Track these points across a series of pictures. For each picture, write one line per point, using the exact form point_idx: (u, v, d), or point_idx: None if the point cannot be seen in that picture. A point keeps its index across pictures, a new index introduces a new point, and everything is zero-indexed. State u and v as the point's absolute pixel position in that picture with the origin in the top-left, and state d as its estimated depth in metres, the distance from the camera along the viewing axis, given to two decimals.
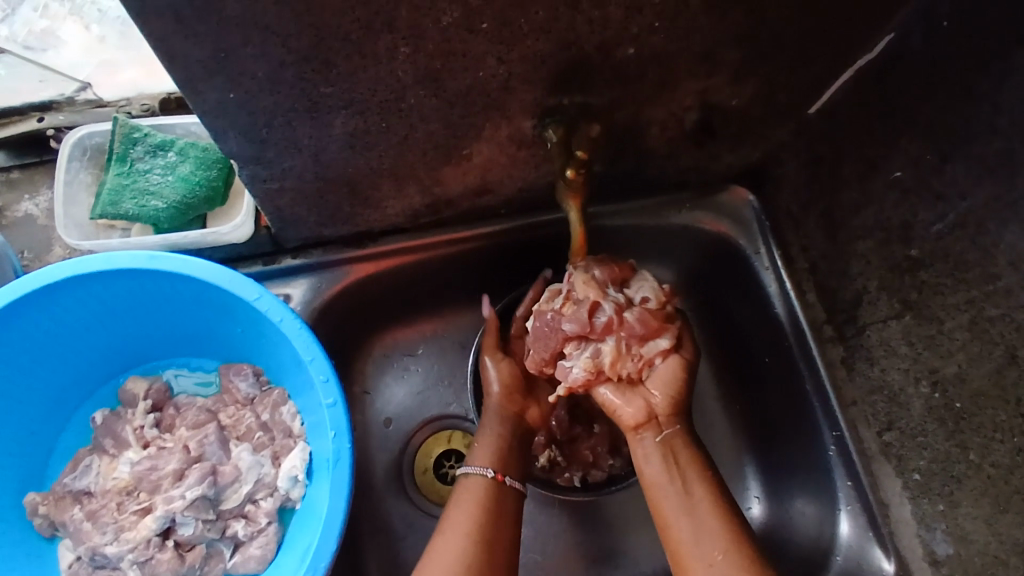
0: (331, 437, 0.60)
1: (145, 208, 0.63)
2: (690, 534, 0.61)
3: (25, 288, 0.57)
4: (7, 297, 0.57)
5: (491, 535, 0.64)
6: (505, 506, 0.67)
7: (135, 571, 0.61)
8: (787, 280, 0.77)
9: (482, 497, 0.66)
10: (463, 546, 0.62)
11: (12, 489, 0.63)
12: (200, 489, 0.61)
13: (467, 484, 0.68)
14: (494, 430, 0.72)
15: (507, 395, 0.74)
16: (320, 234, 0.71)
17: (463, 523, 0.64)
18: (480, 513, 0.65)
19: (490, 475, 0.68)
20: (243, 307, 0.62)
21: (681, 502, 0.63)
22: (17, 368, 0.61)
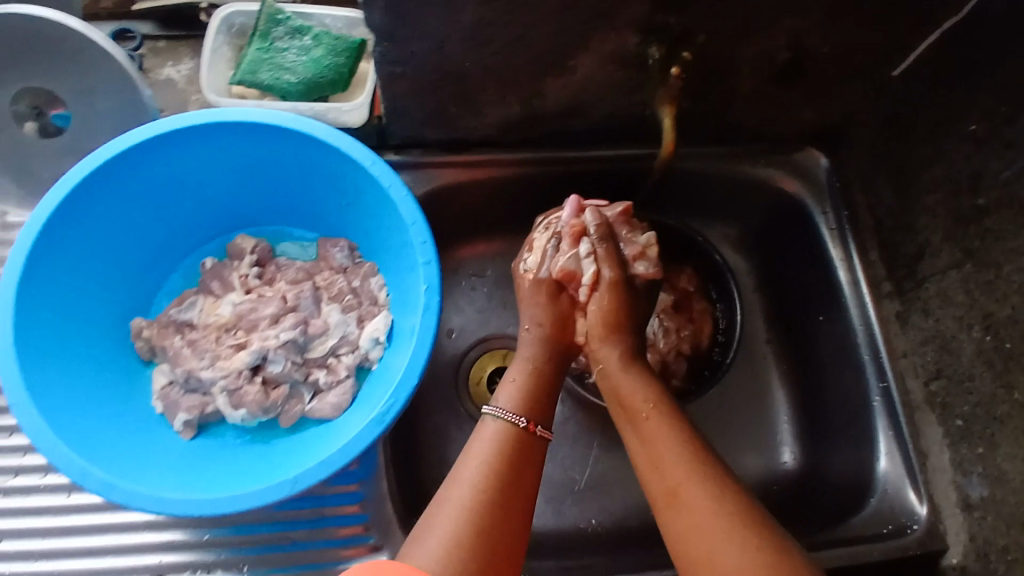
0: (422, 290, 0.63)
1: (279, 81, 0.70)
2: (648, 465, 0.62)
3: (167, 127, 0.63)
4: (149, 133, 0.63)
5: (521, 459, 0.62)
6: (530, 459, 0.63)
7: (224, 398, 0.66)
8: (852, 245, 0.81)
9: (502, 442, 0.63)
10: (473, 502, 0.58)
11: (118, 313, 0.70)
12: (292, 333, 0.68)
13: (489, 428, 0.65)
14: (523, 373, 0.70)
15: (541, 337, 0.72)
16: (420, 134, 0.78)
17: (474, 475, 0.60)
18: (498, 461, 0.61)
19: (522, 424, 0.65)
20: (356, 173, 0.66)
21: (641, 437, 0.64)
22: (143, 204, 0.68)
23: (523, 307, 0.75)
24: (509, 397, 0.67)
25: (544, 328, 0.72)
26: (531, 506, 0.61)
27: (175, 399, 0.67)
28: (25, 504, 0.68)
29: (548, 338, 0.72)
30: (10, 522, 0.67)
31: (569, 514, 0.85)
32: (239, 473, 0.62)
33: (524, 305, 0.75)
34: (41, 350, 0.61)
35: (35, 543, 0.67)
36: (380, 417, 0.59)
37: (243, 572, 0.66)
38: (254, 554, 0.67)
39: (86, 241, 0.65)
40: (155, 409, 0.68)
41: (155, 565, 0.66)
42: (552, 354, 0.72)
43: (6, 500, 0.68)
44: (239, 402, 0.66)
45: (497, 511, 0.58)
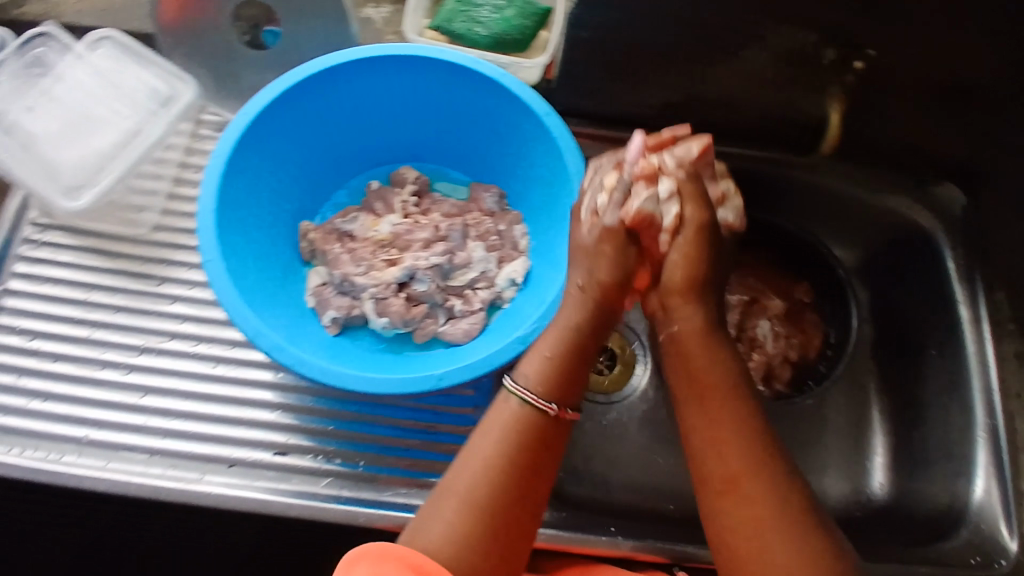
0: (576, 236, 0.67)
1: (471, 32, 0.78)
2: (704, 445, 0.56)
3: (373, 53, 0.69)
4: (360, 57, 0.69)
5: (536, 447, 0.57)
6: (548, 446, 0.57)
7: (371, 304, 0.72)
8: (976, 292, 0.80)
9: (519, 425, 0.57)
10: (475, 495, 0.54)
11: (289, 216, 0.76)
12: (441, 258, 0.73)
13: (507, 406, 0.58)
14: (558, 343, 0.60)
15: (591, 296, 0.62)
16: (578, 107, 0.83)
17: (483, 464, 0.55)
18: (512, 447, 0.56)
19: (553, 410, 0.58)
20: (530, 122, 0.72)
21: (702, 412, 0.57)
22: (333, 121, 0.75)
23: (575, 259, 0.65)
24: (541, 372, 0.59)
25: (596, 285, 0.62)
26: (540, 496, 0.56)
27: (327, 297, 0.73)
28: (172, 366, 0.72)
29: (597, 300, 0.62)
30: (155, 380, 0.71)
31: (650, 494, 0.83)
32: (381, 368, 0.67)
33: (573, 260, 0.65)
34: (232, 228, 0.66)
35: (177, 402, 0.71)
36: (522, 337, 0.63)
37: (359, 466, 0.69)
38: (370, 452, 0.70)
39: (281, 142, 0.72)
40: (306, 303, 0.73)
41: (280, 443, 0.69)
42: (597, 321, 0.62)
43: (158, 359, 0.72)
44: (383, 311, 0.71)
45: (503, 508, 0.54)
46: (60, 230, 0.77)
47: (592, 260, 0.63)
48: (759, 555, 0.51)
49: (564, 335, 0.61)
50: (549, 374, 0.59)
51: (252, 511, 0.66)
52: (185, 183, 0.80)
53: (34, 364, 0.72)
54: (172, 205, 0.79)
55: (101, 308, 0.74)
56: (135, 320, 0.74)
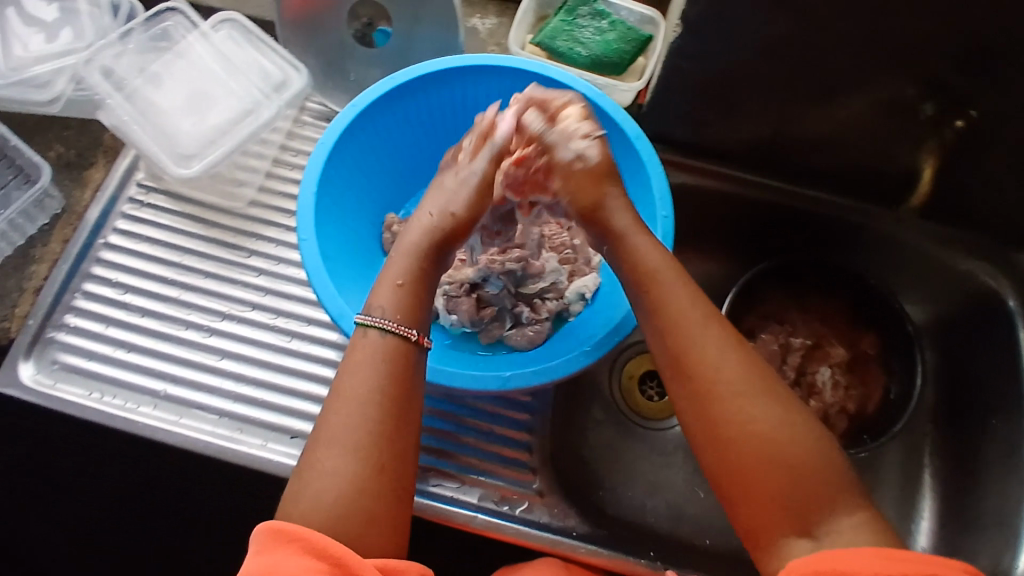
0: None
1: (571, 51, 0.80)
2: (680, 347, 0.55)
3: (476, 60, 0.72)
4: (464, 63, 0.72)
5: (398, 377, 0.55)
6: (411, 375, 0.55)
7: (442, 301, 0.75)
8: None
9: (377, 361, 0.55)
10: (353, 442, 0.52)
11: (374, 209, 0.79)
12: (516, 265, 0.75)
13: (365, 344, 0.56)
14: (409, 272, 0.60)
15: (441, 225, 0.62)
16: (666, 134, 0.84)
17: (351, 407, 0.53)
18: (376, 386, 0.54)
19: (413, 337, 0.56)
20: (620, 144, 0.73)
21: (669, 311, 0.56)
22: (428, 120, 0.78)
23: (429, 196, 0.66)
24: (394, 301, 0.58)
25: (451, 218, 0.63)
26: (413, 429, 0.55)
27: None
28: (250, 335, 0.75)
29: (448, 229, 0.62)
30: (234, 346, 0.75)
31: (688, 525, 0.82)
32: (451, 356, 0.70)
33: (433, 199, 0.65)
34: (328, 213, 0.70)
35: (252, 369, 0.74)
36: (589, 350, 0.65)
37: None
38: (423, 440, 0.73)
39: (379, 137, 0.75)
40: None
41: None
42: (443, 247, 0.62)
43: (237, 327, 0.76)
44: (452, 309, 0.75)
45: (381, 452, 0.52)
46: (162, 194, 0.82)
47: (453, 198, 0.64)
48: (758, 440, 0.51)
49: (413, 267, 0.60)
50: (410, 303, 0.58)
51: None
52: (283, 164, 0.84)
53: (123, 316, 0.76)
54: (269, 183, 0.83)
55: (192, 271, 0.78)
56: (221, 287, 0.78)
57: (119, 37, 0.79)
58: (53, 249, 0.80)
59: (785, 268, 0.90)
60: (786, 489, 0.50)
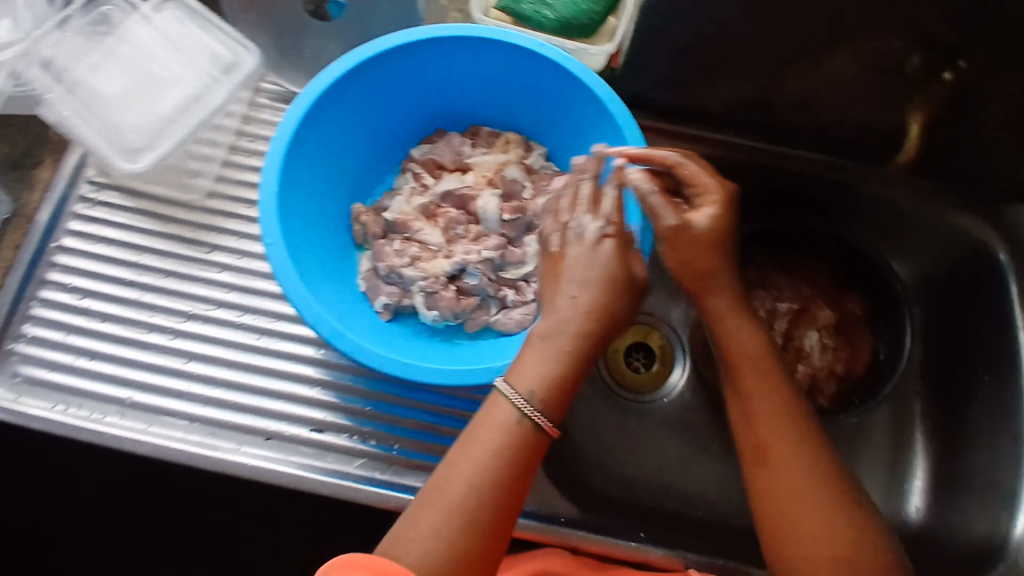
0: (637, 229, 0.65)
1: (536, 13, 0.75)
2: (764, 415, 0.64)
3: (439, 31, 0.67)
4: (421, 37, 0.67)
5: (515, 464, 0.56)
6: (532, 460, 0.57)
7: (421, 298, 0.71)
8: None
9: (507, 440, 0.57)
10: (459, 506, 0.55)
11: (343, 196, 0.75)
12: (493, 253, 0.72)
13: (500, 418, 0.57)
14: (565, 370, 0.58)
15: (597, 329, 0.58)
16: (642, 96, 0.80)
17: (470, 472, 0.56)
18: (496, 463, 0.56)
19: (545, 426, 0.57)
20: (594, 108, 0.70)
21: (766, 382, 0.64)
22: (390, 97, 0.73)
23: (576, 282, 0.59)
24: (551, 403, 0.58)
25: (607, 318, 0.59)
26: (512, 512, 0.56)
27: (378, 283, 0.72)
28: (216, 334, 0.72)
29: (597, 309, 0.58)
30: (200, 347, 0.72)
31: (679, 496, 0.80)
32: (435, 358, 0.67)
33: (569, 270, 0.60)
34: (292, 208, 0.66)
35: (220, 370, 0.71)
36: None
37: (394, 449, 0.69)
38: (405, 436, 0.69)
39: (339, 120, 0.70)
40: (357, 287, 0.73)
41: (317, 420, 0.69)
42: (593, 351, 0.59)
43: (203, 326, 0.72)
44: (432, 304, 0.71)
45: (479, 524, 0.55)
46: (115, 190, 0.78)
47: (562, 278, 0.60)
48: (802, 510, 0.60)
49: (561, 355, 0.58)
50: (558, 400, 0.58)
51: (286, 485, 0.67)
52: (241, 151, 0.80)
53: (84, 323, 0.72)
54: (226, 172, 0.79)
55: (150, 271, 0.75)
56: (183, 285, 0.74)
57: (56, 25, 0.73)
58: (5, 254, 0.76)
59: (773, 232, 0.87)
60: (827, 553, 0.59)
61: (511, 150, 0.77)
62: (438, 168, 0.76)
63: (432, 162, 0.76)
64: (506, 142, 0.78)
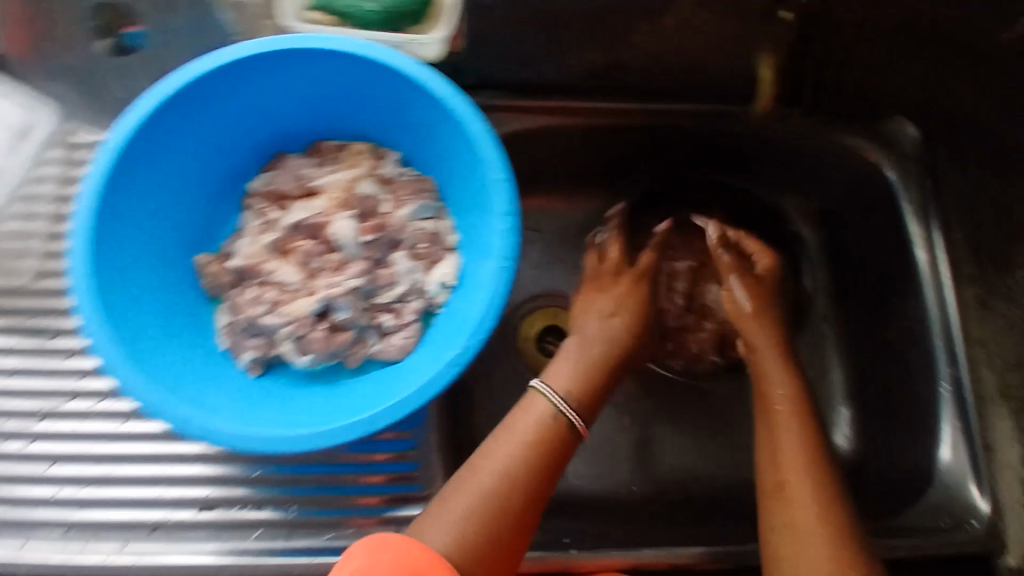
0: (501, 232, 0.61)
1: (355, 8, 0.67)
2: (768, 379, 0.70)
3: (244, 52, 0.60)
4: (227, 61, 0.60)
5: (547, 455, 0.60)
6: (563, 455, 0.61)
7: (290, 344, 0.65)
8: (940, 253, 0.77)
9: (542, 429, 0.61)
10: (493, 491, 0.57)
11: (182, 247, 0.68)
12: (359, 280, 0.67)
13: (533, 412, 0.62)
14: (592, 371, 0.67)
15: (624, 337, 0.70)
16: (493, 77, 0.76)
17: (507, 457, 0.59)
18: (531, 451, 0.60)
19: (580, 425, 0.63)
20: (434, 107, 0.64)
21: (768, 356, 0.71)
22: (211, 130, 0.66)
23: (607, 300, 0.73)
24: (578, 396, 0.65)
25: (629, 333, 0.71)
26: (538, 506, 0.59)
27: (240, 339, 0.66)
28: (80, 428, 0.66)
29: (626, 321, 0.71)
30: (60, 448, 0.65)
31: (611, 477, 0.79)
32: (314, 409, 0.62)
33: (598, 301, 0.73)
34: (116, 281, 0.59)
35: (89, 467, 0.65)
36: (456, 358, 0.58)
37: (291, 512, 0.65)
38: (301, 496, 0.65)
39: (156, 169, 0.63)
40: (220, 345, 0.67)
41: (204, 498, 0.65)
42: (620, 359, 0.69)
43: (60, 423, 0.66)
44: (304, 349, 0.65)
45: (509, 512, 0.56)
46: None
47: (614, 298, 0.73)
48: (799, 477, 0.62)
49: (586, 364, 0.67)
50: (582, 393, 0.65)
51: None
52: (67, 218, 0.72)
53: None
54: (54, 245, 0.71)
55: None
56: (33, 382, 0.67)
57: None
58: None
59: (662, 191, 0.90)
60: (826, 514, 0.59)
61: (360, 162, 0.71)
62: (286, 199, 0.71)
63: (274, 193, 0.70)
64: (354, 154, 0.72)
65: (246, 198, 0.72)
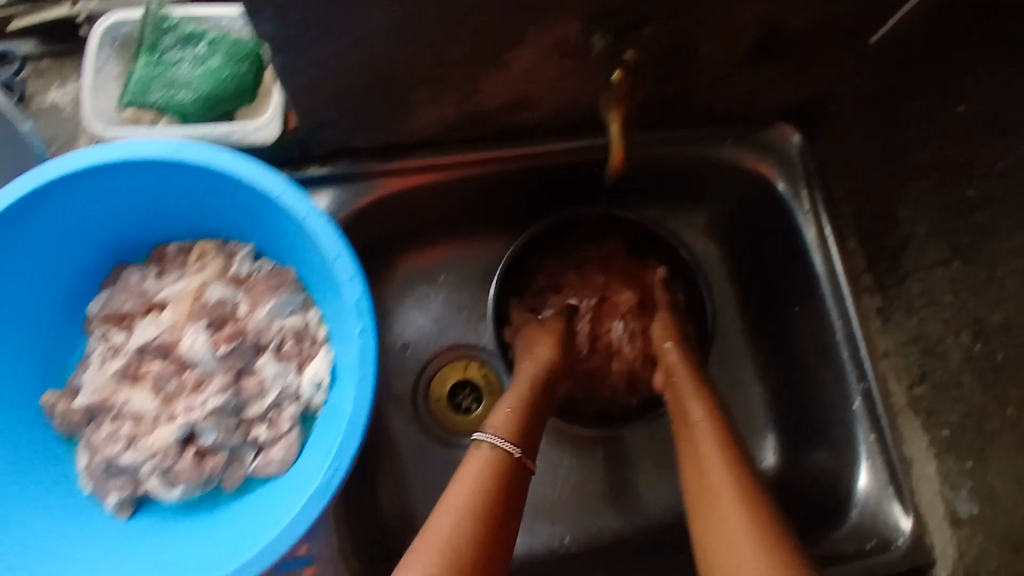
0: (357, 332, 0.58)
1: (173, 100, 0.64)
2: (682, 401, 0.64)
3: (45, 177, 0.56)
4: (28, 188, 0.56)
5: (500, 507, 0.52)
6: (515, 498, 0.54)
7: (157, 478, 0.62)
8: (836, 257, 0.73)
9: (491, 476, 0.54)
10: (450, 541, 0.47)
11: (27, 389, 0.64)
12: (220, 398, 0.61)
13: (479, 458, 0.56)
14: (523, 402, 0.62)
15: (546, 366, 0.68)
16: (348, 144, 0.69)
17: (459, 514, 0.49)
18: (488, 497, 0.52)
19: (516, 454, 0.56)
20: (263, 201, 0.60)
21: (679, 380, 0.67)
22: (35, 259, 0.61)
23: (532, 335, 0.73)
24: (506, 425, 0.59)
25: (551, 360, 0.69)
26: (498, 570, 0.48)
27: (103, 481, 0.63)
28: None
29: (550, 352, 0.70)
30: None
31: (538, 537, 0.79)
32: (194, 553, 0.60)
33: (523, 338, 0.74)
34: None
35: None
36: (322, 489, 0.55)
37: None
38: None
39: None
40: (84, 488, 0.63)
41: None
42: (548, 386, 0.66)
43: None
44: (174, 480, 0.62)
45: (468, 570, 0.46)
46: None
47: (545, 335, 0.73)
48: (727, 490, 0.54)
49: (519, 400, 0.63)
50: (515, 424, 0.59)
51: None
52: None
53: None
54: None
55: None
56: None
57: None
58: None
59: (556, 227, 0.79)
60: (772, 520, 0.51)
61: (207, 262, 0.66)
62: (130, 317, 0.65)
63: (117, 314, 0.65)
64: (200, 255, 0.67)
65: (89, 321, 0.67)
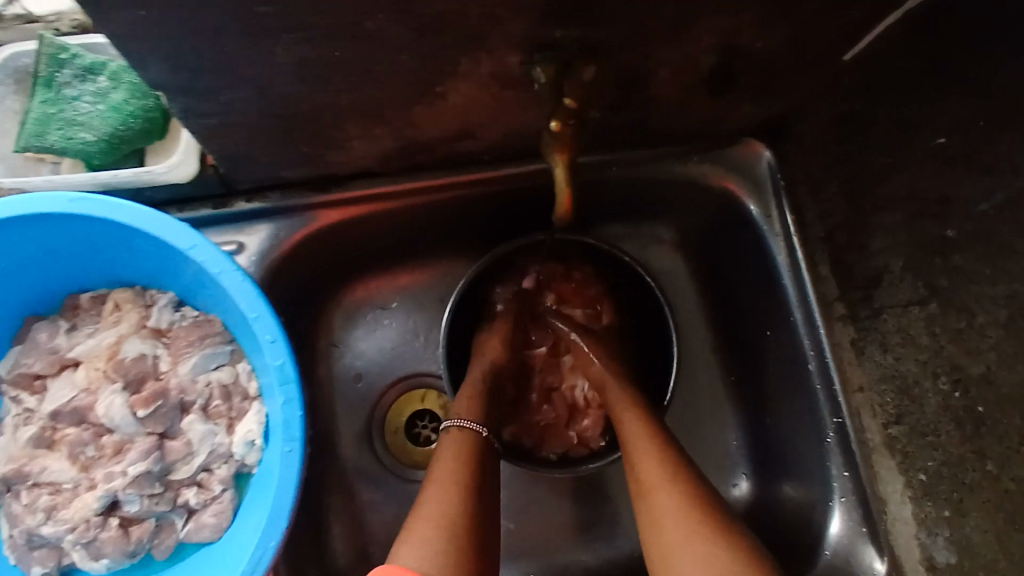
0: (280, 402, 0.54)
1: (72, 140, 0.58)
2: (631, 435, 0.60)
3: None
4: None
5: (479, 479, 0.55)
6: (488, 465, 0.57)
7: (80, 551, 0.57)
8: (808, 279, 0.69)
9: (465, 450, 0.57)
10: (449, 501, 0.51)
11: None
12: (142, 464, 0.56)
13: (449, 440, 0.58)
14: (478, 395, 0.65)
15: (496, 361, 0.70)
16: (278, 175, 0.63)
17: (447, 482, 0.53)
18: (469, 469, 0.55)
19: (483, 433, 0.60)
20: (177, 253, 0.55)
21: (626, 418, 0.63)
22: None
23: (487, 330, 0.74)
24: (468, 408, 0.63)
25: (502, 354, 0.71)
26: (494, 526, 0.53)
27: (25, 553, 0.57)
28: None
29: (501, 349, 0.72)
30: None
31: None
32: None
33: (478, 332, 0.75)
34: None
35: None
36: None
37: None
38: None
39: None
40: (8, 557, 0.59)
41: None
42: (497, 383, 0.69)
43: None
44: (98, 553, 0.57)
45: (471, 524, 0.49)
46: None
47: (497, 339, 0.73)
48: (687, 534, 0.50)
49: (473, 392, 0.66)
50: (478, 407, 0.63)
51: None
52: None
53: None
54: None
55: None
56: None
57: None
58: None
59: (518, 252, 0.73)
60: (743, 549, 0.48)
61: (126, 313, 0.61)
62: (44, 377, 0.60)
63: (30, 373, 0.60)
64: (117, 306, 0.61)
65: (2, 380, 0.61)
